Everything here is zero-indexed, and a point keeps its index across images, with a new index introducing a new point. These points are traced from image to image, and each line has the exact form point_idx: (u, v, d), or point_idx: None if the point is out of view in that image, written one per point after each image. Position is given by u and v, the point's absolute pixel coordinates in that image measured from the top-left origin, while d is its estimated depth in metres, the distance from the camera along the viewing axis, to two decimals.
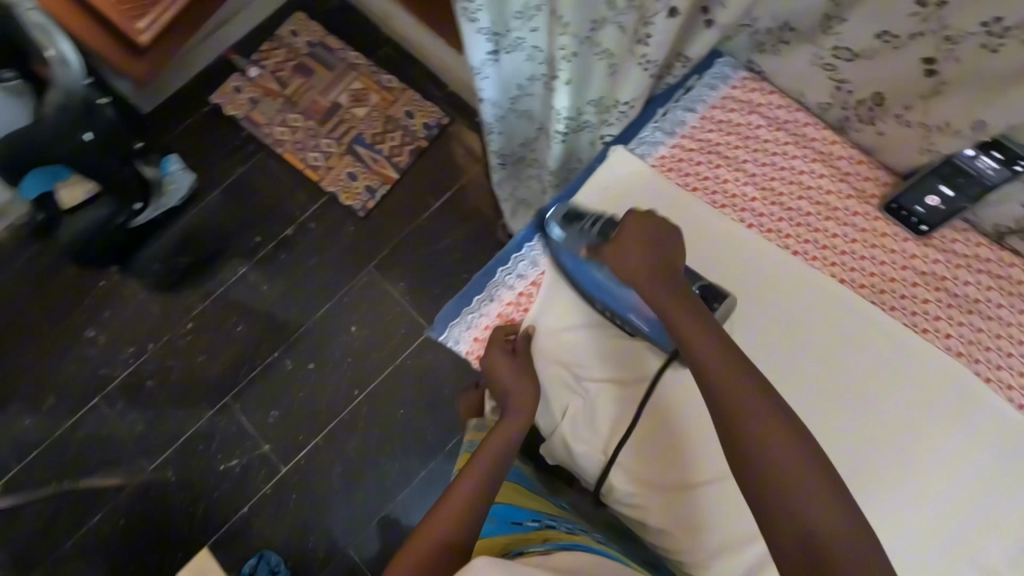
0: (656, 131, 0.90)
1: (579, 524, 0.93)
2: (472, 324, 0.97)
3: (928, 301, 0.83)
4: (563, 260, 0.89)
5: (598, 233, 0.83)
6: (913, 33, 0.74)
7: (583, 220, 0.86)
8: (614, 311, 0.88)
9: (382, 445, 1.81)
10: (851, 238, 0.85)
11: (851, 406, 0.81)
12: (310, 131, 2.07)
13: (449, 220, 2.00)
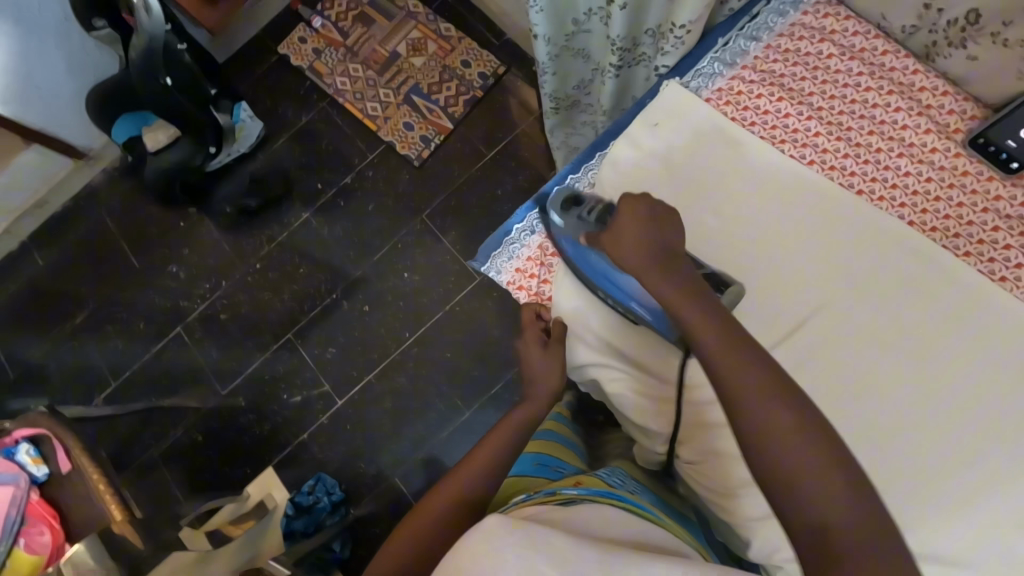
0: (715, 63, 0.87)
1: (624, 473, 0.86)
2: (513, 255, 1.00)
3: (1010, 246, 0.76)
4: (566, 250, 0.90)
5: (593, 220, 0.84)
6: None
7: (581, 207, 0.87)
8: (617, 299, 0.88)
9: (429, 386, 1.89)
10: (925, 177, 0.79)
11: (904, 349, 0.76)
12: (369, 80, 2.11)
13: (501, 172, 2.00)
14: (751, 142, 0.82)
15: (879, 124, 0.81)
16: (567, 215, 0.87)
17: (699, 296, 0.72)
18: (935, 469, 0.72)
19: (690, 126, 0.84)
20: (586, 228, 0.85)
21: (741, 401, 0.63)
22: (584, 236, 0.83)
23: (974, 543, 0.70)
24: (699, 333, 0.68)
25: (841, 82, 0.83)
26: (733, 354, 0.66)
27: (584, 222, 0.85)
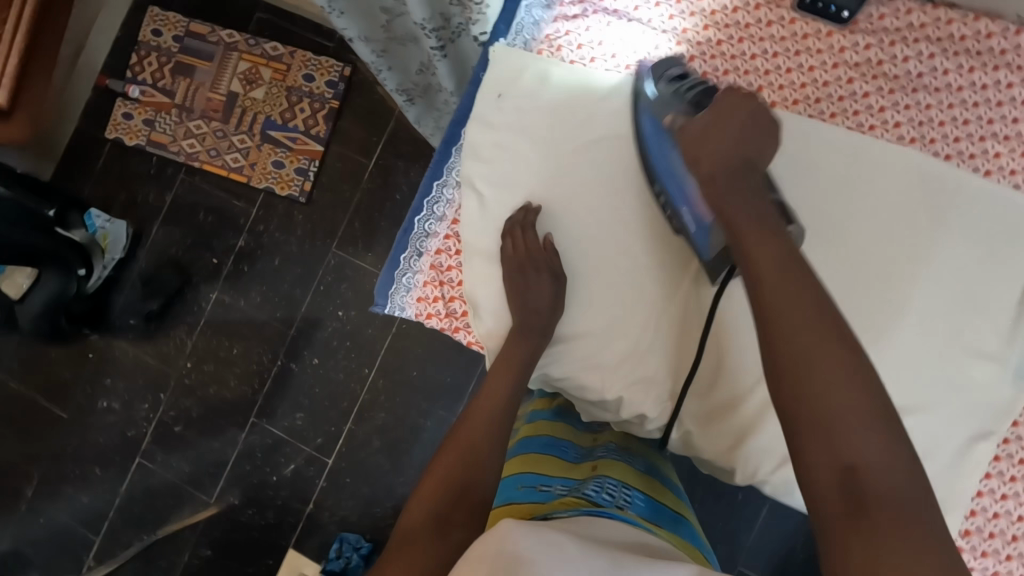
0: (533, 9, 0.83)
1: (611, 478, 0.80)
2: (410, 287, 0.87)
3: (867, 92, 0.78)
4: (642, 123, 0.78)
5: (689, 99, 0.75)
6: None
7: (682, 81, 0.76)
8: (672, 201, 0.77)
9: (409, 406, 1.85)
10: (771, 53, 0.79)
11: (814, 231, 0.77)
12: (218, 131, 1.93)
13: (391, 174, 1.89)
14: (601, 81, 0.80)
15: (710, 15, 0.80)
16: (661, 87, 0.77)
17: (773, 229, 0.68)
18: (875, 329, 0.76)
19: (538, 88, 0.80)
20: (684, 105, 0.75)
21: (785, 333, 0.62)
22: (673, 116, 0.75)
23: (920, 380, 0.76)
24: (762, 268, 0.66)
25: None
26: (798, 291, 0.64)
27: (684, 98, 0.76)
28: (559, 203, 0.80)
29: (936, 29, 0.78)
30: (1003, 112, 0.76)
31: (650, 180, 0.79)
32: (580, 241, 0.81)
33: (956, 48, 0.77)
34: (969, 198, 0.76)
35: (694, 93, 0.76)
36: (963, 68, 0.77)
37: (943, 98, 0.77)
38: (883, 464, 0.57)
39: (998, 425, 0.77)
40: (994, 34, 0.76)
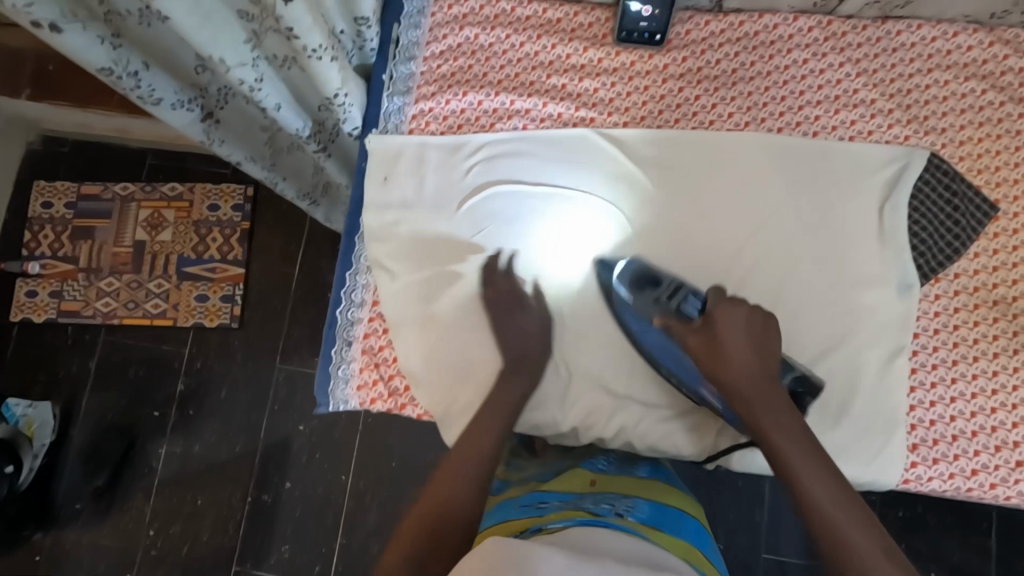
0: (394, 98, 0.84)
1: (610, 493, 0.70)
2: (348, 377, 0.77)
3: (699, 95, 0.81)
4: (629, 325, 0.75)
5: (678, 305, 0.73)
6: None
7: (658, 287, 0.75)
8: (685, 381, 0.73)
9: (402, 503, 1.53)
10: (610, 84, 0.83)
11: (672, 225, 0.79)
12: (130, 283, 1.66)
13: (322, 261, 1.68)
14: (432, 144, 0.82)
15: (550, 65, 0.84)
16: (643, 295, 0.74)
17: (791, 409, 0.66)
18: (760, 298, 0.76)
19: (387, 172, 0.82)
20: (676, 310, 0.73)
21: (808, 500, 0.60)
22: (662, 320, 0.72)
23: (821, 331, 0.74)
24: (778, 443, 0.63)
25: (501, 51, 0.84)
26: (802, 453, 0.63)
27: (670, 304, 0.74)
28: (445, 269, 0.79)
29: (751, 24, 0.81)
30: (824, 76, 0.80)
31: (659, 371, 0.75)
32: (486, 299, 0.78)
33: (770, 38, 0.81)
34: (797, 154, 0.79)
35: (676, 296, 0.74)
36: (785, 51, 0.81)
37: (772, 78, 0.81)
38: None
39: (925, 343, 0.73)
40: (779, 24, 0.81)
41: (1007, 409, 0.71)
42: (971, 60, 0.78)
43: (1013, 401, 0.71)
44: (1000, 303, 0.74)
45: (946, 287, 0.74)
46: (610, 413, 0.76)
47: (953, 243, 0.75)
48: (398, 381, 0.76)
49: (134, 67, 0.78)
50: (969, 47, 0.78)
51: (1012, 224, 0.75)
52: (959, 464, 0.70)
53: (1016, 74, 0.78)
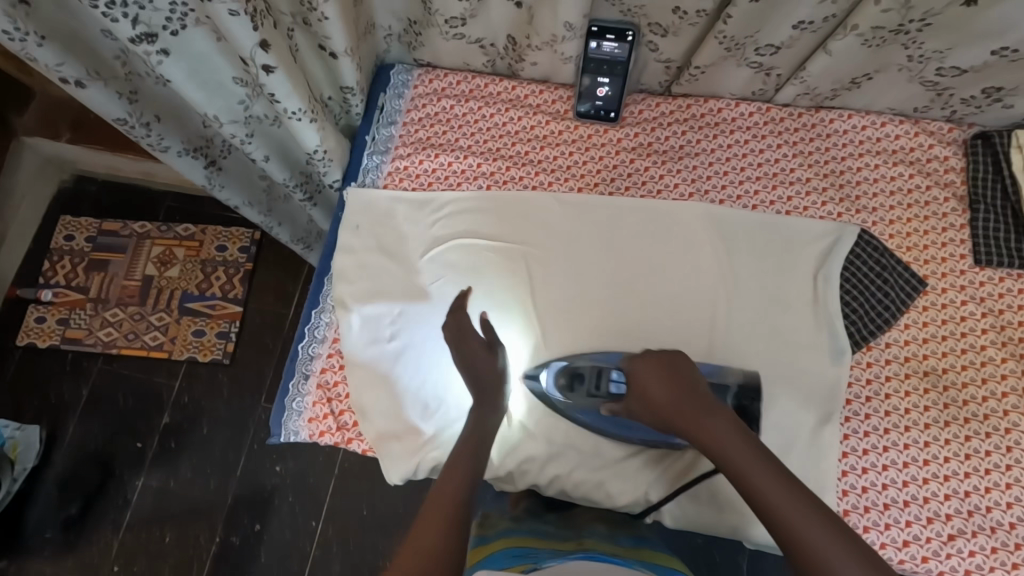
0: (374, 156, 0.93)
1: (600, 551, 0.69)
2: (301, 409, 0.80)
3: (647, 167, 0.89)
4: (580, 419, 0.78)
5: (605, 392, 0.77)
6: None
7: (584, 380, 0.78)
8: (657, 442, 0.78)
9: (374, 555, 1.44)
10: (567, 153, 0.91)
11: (618, 282, 0.85)
12: (133, 315, 1.66)
13: None
14: (402, 200, 0.90)
15: (515, 134, 0.92)
16: (574, 390, 0.78)
17: (716, 407, 0.71)
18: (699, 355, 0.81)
19: (359, 222, 0.90)
20: (609, 397, 0.77)
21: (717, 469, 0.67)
22: (609, 409, 0.76)
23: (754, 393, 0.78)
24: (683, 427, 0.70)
25: (473, 120, 0.93)
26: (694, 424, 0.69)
27: (599, 394, 0.77)
28: (404, 311, 0.85)
29: (697, 107, 0.90)
30: (764, 156, 0.87)
31: (623, 443, 0.78)
32: (440, 344, 0.83)
33: (716, 119, 0.89)
34: (736, 224, 0.85)
35: (600, 382, 0.78)
36: (727, 133, 0.89)
37: (716, 156, 0.88)
38: (834, 545, 0.59)
39: (856, 409, 0.76)
40: (722, 108, 0.89)
41: (939, 480, 0.72)
42: (900, 147, 0.85)
43: (946, 472, 0.72)
44: (930, 374, 0.76)
45: (877, 356, 0.78)
46: (549, 461, 0.78)
47: (882, 314, 0.79)
48: (347, 415, 0.80)
49: (146, 119, 0.88)
50: (896, 135, 0.86)
51: (941, 298, 0.79)
52: (891, 533, 0.70)
53: (941, 162, 0.84)
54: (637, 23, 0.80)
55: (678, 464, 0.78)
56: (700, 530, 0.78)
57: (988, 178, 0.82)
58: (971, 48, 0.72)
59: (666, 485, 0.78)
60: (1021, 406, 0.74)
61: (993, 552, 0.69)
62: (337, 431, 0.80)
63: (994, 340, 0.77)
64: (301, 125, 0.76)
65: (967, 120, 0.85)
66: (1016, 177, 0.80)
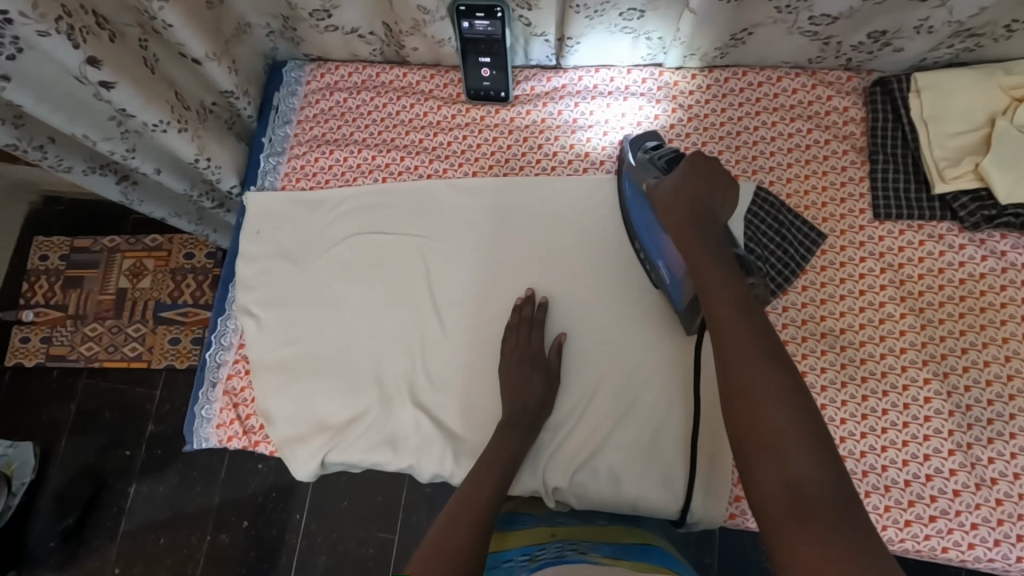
0: (271, 158, 0.92)
1: (571, 539, 0.71)
2: (209, 415, 0.83)
3: (541, 145, 0.87)
4: (625, 189, 0.81)
5: (663, 166, 0.77)
6: None
7: (657, 152, 0.79)
8: (649, 254, 0.78)
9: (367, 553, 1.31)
10: (461, 137, 0.89)
11: (515, 264, 0.84)
12: (110, 328, 1.49)
13: None
14: (300, 201, 0.90)
15: (410, 122, 0.91)
16: (638, 157, 0.80)
17: (724, 251, 0.67)
18: (599, 331, 0.80)
19: (260, 227, 0.89)
20: (661, 172, 0.78)
21: (744, 387, 0.57)
22: (649, 182, 0.76)
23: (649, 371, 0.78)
24: (719, 308, 0.62)
25: (366, 112, 0.92)
26: (759, 347, 0.59)
27: (657, 165, 0.78)
28: (306, 310, 0.85)
29: (589, 79, 0.87)
30: (658, 123, 0.84)
31: (636, 245, 0.81)
32: (343, 344, 0.83)
33: (609, 90, 0.86)
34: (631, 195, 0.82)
35: (665, 158, 0.78)
36: (622, 102, 0.86)
37: (612, 126, 0.86)
38: (778, 400, 0.55)
39: None
40: (615, 78, 0.87)
41: (835, 443, 0.71)
42: (798, 102, 0.82)
43: (842, 434, 0.71)
44: (827, 335, 0.75)
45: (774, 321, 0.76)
46: (451, 452, 0.78)
47: (781, 276, 0.77)
48: (254, 418, 0.82)
49: (39, 141, 0.87)
50: (794, 89, 0.82)
51: (839, 257, 0.77)
52: None
53: (840, 113, 0.81)
54: None
55: (582, 444, 0.77)
56: (623, 508, 0.75)
57: (888, 128, 0.78)
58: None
59: (581, 464, 0.76)
60: (919, 361, 0.72)
61: (886, 511, 0.68)
62: (245, 434, 0.82)
63: (893, 296, 0.74)
64: (170, 135, 0.77)
65: (865, 67, 0.81)
66: (914, 123, 0.76)
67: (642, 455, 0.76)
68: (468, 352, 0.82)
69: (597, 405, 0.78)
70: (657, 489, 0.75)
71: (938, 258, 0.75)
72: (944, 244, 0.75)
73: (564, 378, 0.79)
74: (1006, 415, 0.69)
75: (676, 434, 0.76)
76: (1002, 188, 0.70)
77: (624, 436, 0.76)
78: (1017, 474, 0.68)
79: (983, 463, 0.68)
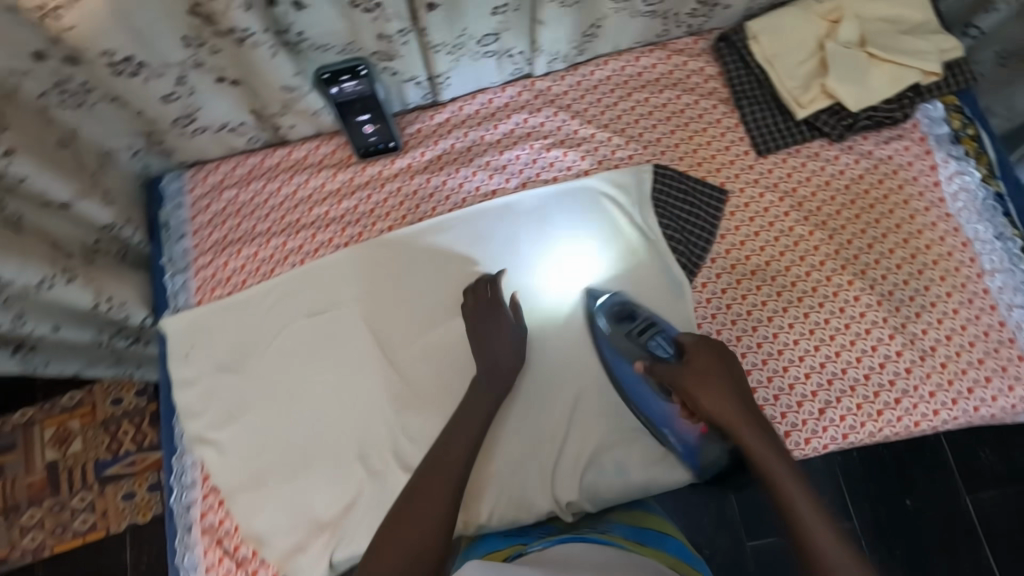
0: (176, 276, 0.88)
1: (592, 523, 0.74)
2: (195, 564, 0.77)
3: (444, 182, 0.88)
4: (603, 353, 0.79)
5: (655, 343, 0.77)
6: (187, 90, 0.74)
7: (633, 321, 0.78)
8: (652, 422, 0.77)
9: None
10: (365, 197, 0.89)
11: (458, 301, 0.84)
12: (49, 509, 1.27)
13: None
14: (222, 309, 0.86)
15: (309, 198, 0.89)
16: (615, 326, 0.78)
17: (749, 399, 0.73)
18: (557, 336, 0.81)
19: (188, 348, 0.85)
20: (654, 355, 0.77)
21: (813, 549, 0.62)
22: (641, 359, 0.77)
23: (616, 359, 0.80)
24: (758, 452, 0.69)
25: (263, 201, 0.89)
26: (805, 498, 0.65)
27: (638, 341, 0.77)
28: (263, 417, 0.82)
29: (469, 107, 0.90)
30: (546, 129, 0.88)
31: (631, 407, 0.78)
32: (314, 436, 0.81)
33: (491, 111, 0.89)
34: (543, 203, 0.85)
35: (650, 333, 0.77)
36: (507, 119, 0.89)
37: (505, 143, 0.89)
38: (820, 529, 0.63)
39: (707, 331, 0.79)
40: (492, 99, 0.90)
41: (796, 364, 0.76)
42: (660, 74, 0.88)
43: (800, 354, 0.76)
44: (757, 272, 0.80)
45: (707, 275, 0.81)
46: None
47: (701, 234, 0.82)
48: (243, 548, 0.77)
49: None
50: (653, 65, 0.88)
51: (742, 199, 0.83)
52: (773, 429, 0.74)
53: (699, 74, 0.88)
54: (363, 55, 0.76)
55: (578, 448, 0.77)
56: (636, 495, 0.77)
57: (742, 75, 0.86)
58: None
59: (583, 468, 0.77)
60: (839, 268, 0.79)
61: (859, 408, 0.74)
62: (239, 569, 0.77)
63: (797, 219, 0.81)
64: (62, 287, 0.73)
65: (705, 29, 0.89)
66: (761, 66, 0.84)
67: (635, 438, 0.78)
68: (442, 400, 0.81)
69: (579, 406, 0.79)
70: (659, 465, 0.76)
71: (821, 173, 0.82)
72: (822, 160, 0.83)
73: (540, 393, 0.80)
74: (924, 289, 0.77)
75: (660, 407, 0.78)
76: (850, 99, 0.79)
77: (613, 426, 0.78)
78: (950, 336, 0.75)
79: (920, 337, 0.75)
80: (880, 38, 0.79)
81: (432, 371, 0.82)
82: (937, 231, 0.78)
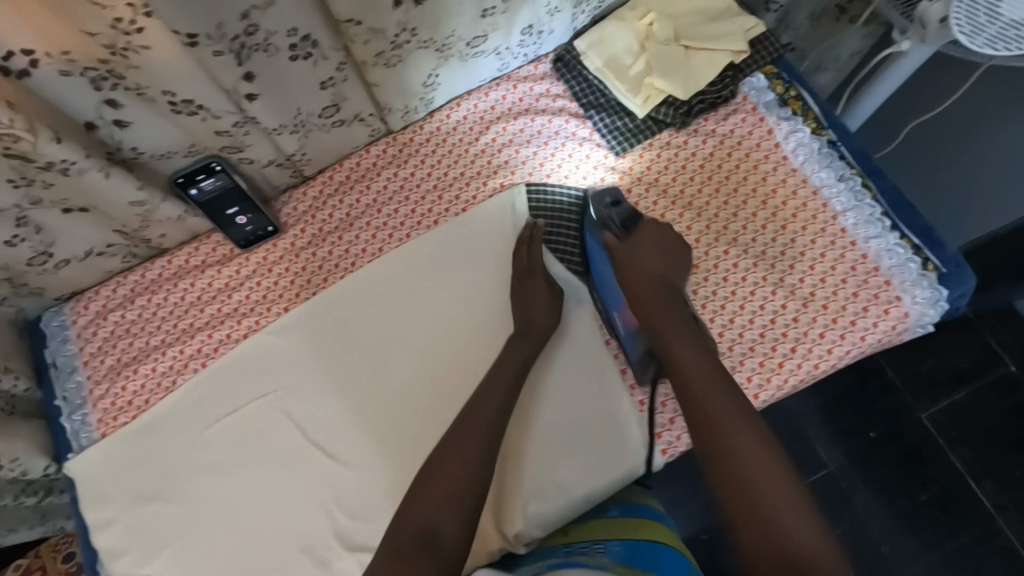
0: (72, 415, 0.83)
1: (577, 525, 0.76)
2: None
3: (331, 251, 0.89)
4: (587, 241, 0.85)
5: (621, 226, 0.80)
6: (37, 228, 0.73)
7: (617, 210, 0.82)
8: (606, 306, 0.83)
9: None
10: (255, 284, 0.88)
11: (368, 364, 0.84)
12: None
13: None
14: (126, 436, 0.82)
15: (199, 299, 0.88)
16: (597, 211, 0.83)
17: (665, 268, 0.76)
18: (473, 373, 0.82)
19: (98, 486, 0.80)
20: (620, 231, 0.81)
21: (681, 380, 0.65)
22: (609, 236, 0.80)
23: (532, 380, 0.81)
24: (648, 305, 0.72)
25: (151, 314, 0.87)
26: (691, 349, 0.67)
27: (613, 227, 0.81)
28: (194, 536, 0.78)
29: (339, 174, 0.91)
30: (417, 177, 0.91)
31: (593, 292, 0.85)
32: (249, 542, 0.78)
33: (361, 173, 0.91)
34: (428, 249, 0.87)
35: (620, 217, 0.81)
36: (377, 177, 0.91)
37: (381, 199, 0.90)
38: (700, 372, 0.64)
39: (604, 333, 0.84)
40: (359, 161, 0.92)
41: None
42: (511, 103, 0.93)
43: None
44: None
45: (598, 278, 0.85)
46: None
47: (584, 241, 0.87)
48: None
49: None
50: (502, 97, 0.93)
51: None
52: None
53: (546, 95, 0.93)
54: (214, 151, 0.77)
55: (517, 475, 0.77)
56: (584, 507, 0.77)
57: (584, 88, 0.92)
58: (467, 22, 0.79)
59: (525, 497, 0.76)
60: (713, 240, 0.84)
61: (762, 366, 0.77)
62: None
63: (666, 205, 0.86)
64: None
65: (541, 54, 0.94)
66: (597, 76, 0.90)
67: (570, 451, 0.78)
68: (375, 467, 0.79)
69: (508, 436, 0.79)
70: (598, 471, 0.77)
71: (677, 159, 0.88)
72: (675, 147, 0.89)
73: None
74: (790, 241, 0.82)
75: (585, 416, 0.79)
76: (679, 91, 0.85)
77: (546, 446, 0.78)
78: (823, 278, 0.80)
79: (798, 285, 0.80)
80: (688, 30, 0.86)
81: (356, 442, 0.80)
82: (788, 186, 0.84)
